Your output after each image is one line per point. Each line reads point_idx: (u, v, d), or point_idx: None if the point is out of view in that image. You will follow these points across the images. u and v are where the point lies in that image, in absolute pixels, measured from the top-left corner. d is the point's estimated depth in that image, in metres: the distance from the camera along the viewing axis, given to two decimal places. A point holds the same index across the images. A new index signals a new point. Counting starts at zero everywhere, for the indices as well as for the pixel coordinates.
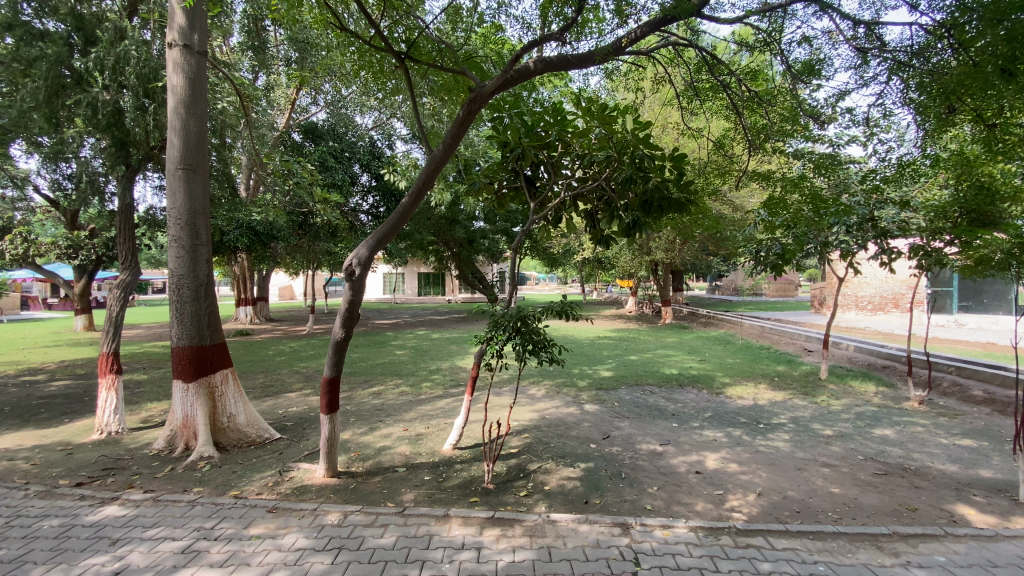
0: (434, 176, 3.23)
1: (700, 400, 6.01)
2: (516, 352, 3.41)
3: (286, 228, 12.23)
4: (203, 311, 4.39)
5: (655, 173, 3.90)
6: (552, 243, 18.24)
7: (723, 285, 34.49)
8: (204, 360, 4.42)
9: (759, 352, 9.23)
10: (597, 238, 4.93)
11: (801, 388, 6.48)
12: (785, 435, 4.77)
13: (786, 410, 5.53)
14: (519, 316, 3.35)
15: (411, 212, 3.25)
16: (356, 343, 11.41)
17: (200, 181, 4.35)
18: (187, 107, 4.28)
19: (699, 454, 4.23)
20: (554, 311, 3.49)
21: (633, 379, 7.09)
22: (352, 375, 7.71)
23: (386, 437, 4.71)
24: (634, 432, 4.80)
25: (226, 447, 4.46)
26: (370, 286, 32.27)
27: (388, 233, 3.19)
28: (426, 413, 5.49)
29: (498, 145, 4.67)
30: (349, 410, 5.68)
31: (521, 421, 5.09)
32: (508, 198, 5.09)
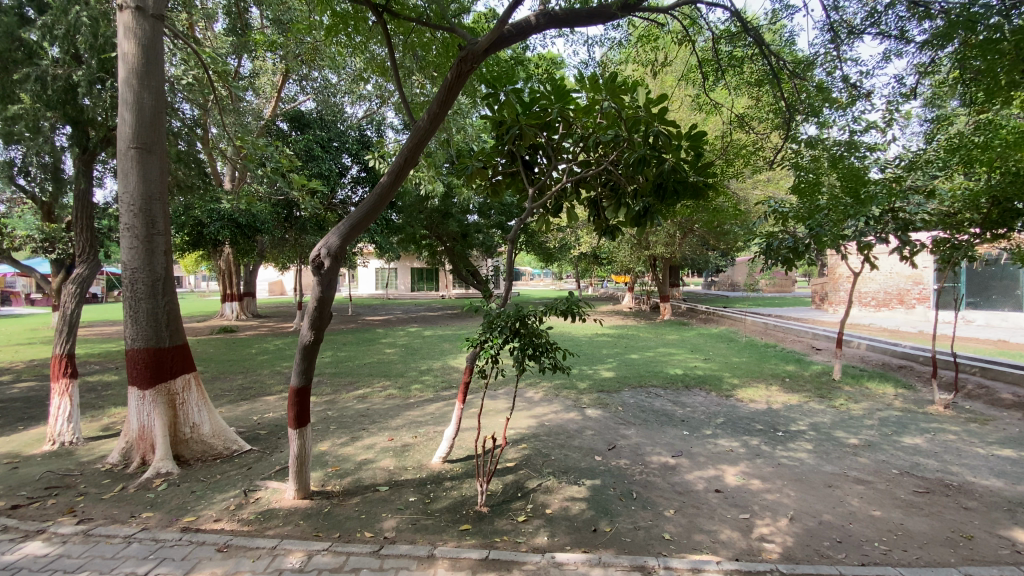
0: (418, 151, 2.75)
1: (710, 404, 5.58)
2: (514, 357, 2.95)
3: (271, 220, 11.68)
4: (162, 309, 3.90)
5: (671, 153, 3.45)
6: (549, 237, 17.82)
7: (721, 280, 34.20)
8: (163, 364, 3.92)
9: (765, 350, 8.84)
10: (601, 229, 4.49)
11: (817, 390, 6.07)
12: (807, 444, 4.35)
13: (805, 415, 5.12)
14: (518, 316, 2.88)
15: (389, 193, 2.77)
16: (345, 341, 10.92)
17: (156, 161, 3.87)
18: (139, 77, 3.78)
19: (717, 468, 3.80)
20: (557, 310, 3.03)
21: (636, 380, 6.67)
22: (338, 376, 7.24)
23: (369, 448, 4.24)
24: (642, 441, 4.36)
25: (188, 461, 3.99)
26: (363, 281, 31.77)
27: (367, 217, 2.72)
28: (414, 420, 5.03)
29: (493, 124, 4.22)
30: (330, 416, 5.21)
31: (518, 430, 4.64)
32: (504, 185, 4.70)
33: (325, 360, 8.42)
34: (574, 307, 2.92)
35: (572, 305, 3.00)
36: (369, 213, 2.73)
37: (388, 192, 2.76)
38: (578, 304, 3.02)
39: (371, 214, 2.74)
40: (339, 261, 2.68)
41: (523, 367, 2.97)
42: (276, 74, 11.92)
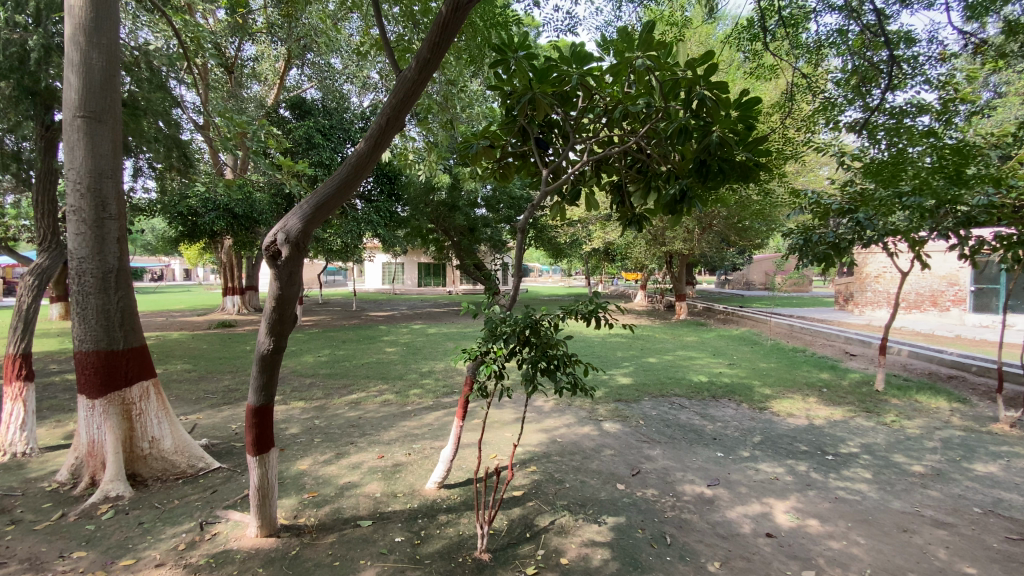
0: (403, 112, 2.17)
1: (742, 418, 4.97)
2: (524, 372, 2.35)
3: (270, 212, 11.16)
4: (115, 306, 3.35)
5: (718, 124, 2.85)
6: (558, 232, 17.26)
7: (734, 279, 33.41)
8: (116, 370, 3.38)
9: (794, 355, 8.18)
10: (624, 218, 3.90)
11: (861, 403, 5.43)
12: (864, 472, 3.72)
13: (854, 434, 4.49)
14: (529, 321, 2.29)
15: (369, 163, 2.17)
16: (346, 338, 10.40)
17: (107, 133, 3.33)
18: (87, 34, 3.24)
19: (763, 503, 3.19)
20: (578, 313, 2.41)
21: (657, 387, 6.07)
22: (331, 378, 6.71)
23: (355, 468, 3.67)
24: (670, 466, 3.76)
25: (145, 481, 3.47)
26: (370, 275, 31.55)
27: (337, 193, 2.12)
28: (410, 432, 4.47)
29: (501, 95, 3.61)
30: (316, 426, 4.66)
31: (526, 448, 4.06)
32: (514, 168, 4.13)
33: (321, 360, 7.91)
34: (599, 308, 2.30)
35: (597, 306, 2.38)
36: (341, 188, 2.12)
37: (366, 162, 2.16)
38: (605, 306, 2.40)
39: (344, 190, 2.14)
40: (303, 248, 2.08)
41: (534, 384, 2.37)
42: (278, 59, 11.44)
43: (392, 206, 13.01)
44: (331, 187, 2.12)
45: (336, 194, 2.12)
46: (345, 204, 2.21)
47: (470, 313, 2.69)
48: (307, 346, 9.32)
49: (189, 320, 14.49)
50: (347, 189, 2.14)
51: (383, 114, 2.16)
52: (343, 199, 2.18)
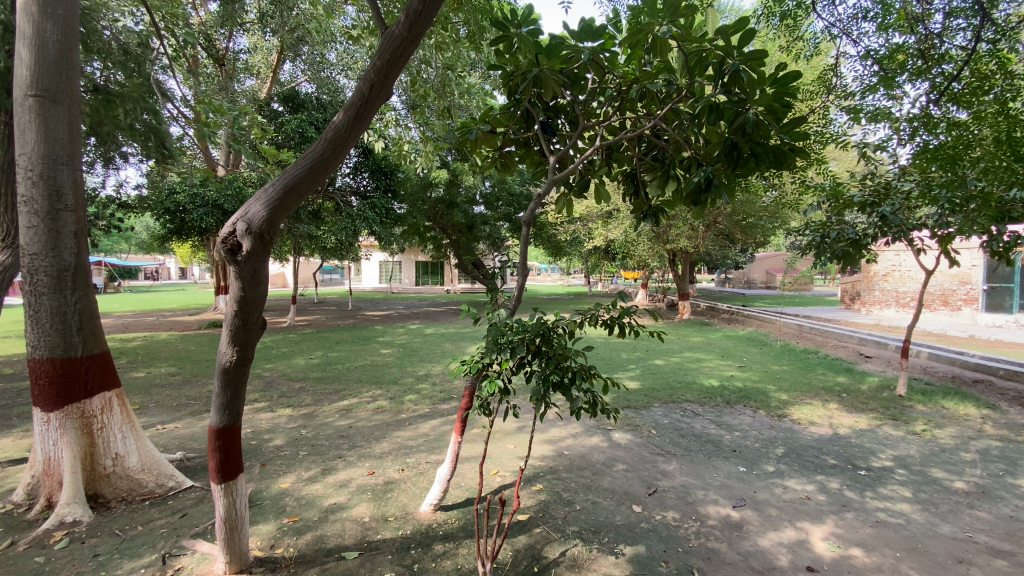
0: (390, 76, 1.80)
1: (761, 427, 4.63)
2: (534, 388, 2.00)
3: None
4: (72, 308, 2.98)
5: (753, 101, 2.46)
6: (558, 230, 16.92)
7: (735, 277, 33.20)
8: (74, 378, 3.02)
9: (807, 357, 7.85)
10: (637, 211, 3.55)
11: (886, 410, 5.09)
12: (903, 490, 3.39)
13: (884, 445, 4.16)
14: (541, 329, 1.93)
15: (349, 139, 1.80)
16: (339, 339, 10.04)
17: (63, 115, 2.97)
18: (39, 2, 2.86)
19: (798, 529, 2.85)
20: (597, 320, 2.04)
21: (666, 392, 5.75)
22: (323, 382, 6.35)
23: (342, 487, 3.32)
24: (690, 483, 3.42)
25: (108, 503, 3.12)
26: (367, 274, 31.23)
27: (309, 176, 1.75)
28: (404, 444, 4.12)
29: (503, 74, 3.24)
30: (302, 437, 4.31)
31: (531, 463, 3.71)
32: (516, 157, 3.77)
33: (313, 362, 7.55)
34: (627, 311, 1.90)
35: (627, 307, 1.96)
36: (314, 168, 1.75)
37: (346, 137, 1.79)
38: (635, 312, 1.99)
39: (318, 171, 1.77)
40: (267, 241, 1.73)
41: (547, 404, 2.01)
42: (271, 50, 11.04)
43: (388, 203, 12.64)
44: (301, 167, 1.74)
45: (308, 177, 1.75)
46: (320, 188, 1.84)
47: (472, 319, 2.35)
48: (298, 348, 8.95)
49: (180, 320, 14.09)
50: (322, 170, 1.77)
51: (366, 79, 1.79)
52: (318, 181, 1.82)
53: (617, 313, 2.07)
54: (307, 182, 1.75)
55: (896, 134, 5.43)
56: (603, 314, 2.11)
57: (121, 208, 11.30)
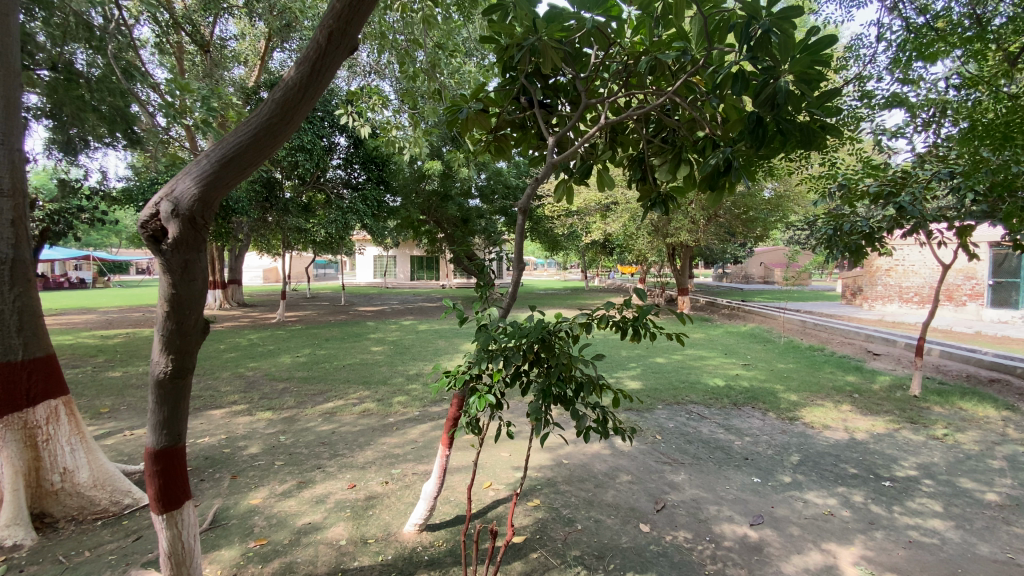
0: (355, 22, 1.47)
1: (772, 431, 4.34)
2: (532, 403, 1.66)
3: (249, 201, 10.35)
4: (9, 306, 2.64)
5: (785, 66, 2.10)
6: (555, 223, 16.62)
7: (733, 273, 33.08)
8: (14, 387, 2.70)
9: (813, 355, 7.57)
10: (644, 198, 3.23)
11: (902, 413, 4.81)
12: (932, 504, 3.11)
13: (905, 452, 3.88)
14: (540, 333, 1.59)
15: (304, 99, 1.47)
16: (329, 336, 9.69)
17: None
18: None
19: (825, 552, 2.56)
20: (607, 321, 1.69)
21: (669, 393, 5.46)
22: (308, 382, 6.03)
23: (319, 504, 3.01)
24: (700, 497, 3.13)
25: (55, 524, 2.81)
26: (362, 269, 30.92)
27: (254, 145, 1.42)
28: (389, 452, 3.80)
29: (496, 47, 2.89)
30: (280, 444, 3.98)
31: (527, 473, 3.40)
32: (511, 141, 3.41)
33: (299, 361, 7.22)
34: (647, 313, 1.53)
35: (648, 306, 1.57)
36: (259, 136, 1.42)
37: (300, 98, 1.46)
38: (657, 314, 1.62)
39: (265, 139, 1.44)
40: (203, 225, 1.42)
41: (546, 421, 1.70)
42: (259, 36, 10.64)
43: (380, 195, 12.27)
44: (244, 134, 1.41)
45: (252, 146, 1.42)
46: (268, 161, 1.51)
47: (460, 321, 2.02)
48: (285, 346, 8.60)
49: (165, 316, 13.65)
50: (270, 137, 1.44)
51: (323, 26, 1.46)
52: (266, 153, 1.49)
53: (634, 313, 1.69)
54: (252, 153, 1.42)
55: (912, 122, 5.15)
56: (616, 313, 1.74)
57: (103, 200, 10.87)
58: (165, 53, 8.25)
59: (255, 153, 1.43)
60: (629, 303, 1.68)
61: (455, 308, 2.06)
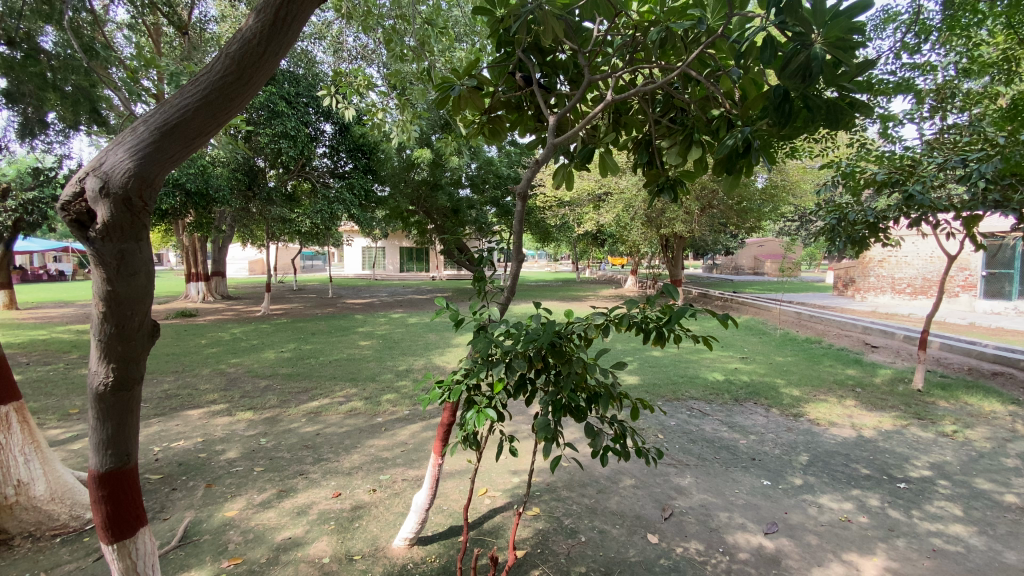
0: None
1: (777, 429, 4.18)
2: (539, 419, 1.44)
3: (231, 189, 10.06)
4: None
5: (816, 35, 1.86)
6: (547, 214, 16.38)
7: (724, 263, 33.12)
8: None
9: (811, 347, 7.45)
10: (650, 185, 2.98)
11: (908, 408, 4.68)
12: (952, 507, 2.95)
13: (917, 451, 3.73)
14: (550, 338, 1.36)
15: (266, 56, 1.22)
16: (316, 330, 9.41)
17: None
18: None
19: (846, 564, 2.38)
20: (627, 324, 1.46)
21: (668, 389, 5.29)
22: (293, 379, 5.76)
23: (301, 515, 2.77)
24: (709, 502, 2.94)
25: (8, 541, 2.55)
26: (351, 260, 30.49)
27: (204, 110, 1.17)
28: (378, 456, 3.57)
29: (491, 19, 2.62)
30: (261, 447, 3.74)
31: (525, 478, 3.19)
32: (506, 123, 3.15)
33: (284, 357, 6.94)
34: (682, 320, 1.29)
35: (680, 308, 1.34)
36: (210, 98, 1.17)
37: (260, 55, 1.21)
38: (690, 317, 1.38)
39: (219, 103, 1.19)
40: (143, 207, 1.17)
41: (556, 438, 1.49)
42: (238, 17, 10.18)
43: (367, 184, 11.91)
44: (190, 95, 1.16)
45: (203, 111, 1.17)
46: (224, 130, 1.26)
47: (452, 322, 1.77)
48: (270, 340, 8.30)
49: None
50: (224, 102, 1.19)
51: None
52: (220, 121, 1.24)
53: (659, 313, 1.46)
54: (202, 120, 1.18)
55: (919, 108, 4.97)
56: (637, 312, 1.51)
57: None
58: (138, 33, 7.82)
59: (207, 120, 1.18)
60: (654, 302, 1.45)
61: (447, 308, 1.80)
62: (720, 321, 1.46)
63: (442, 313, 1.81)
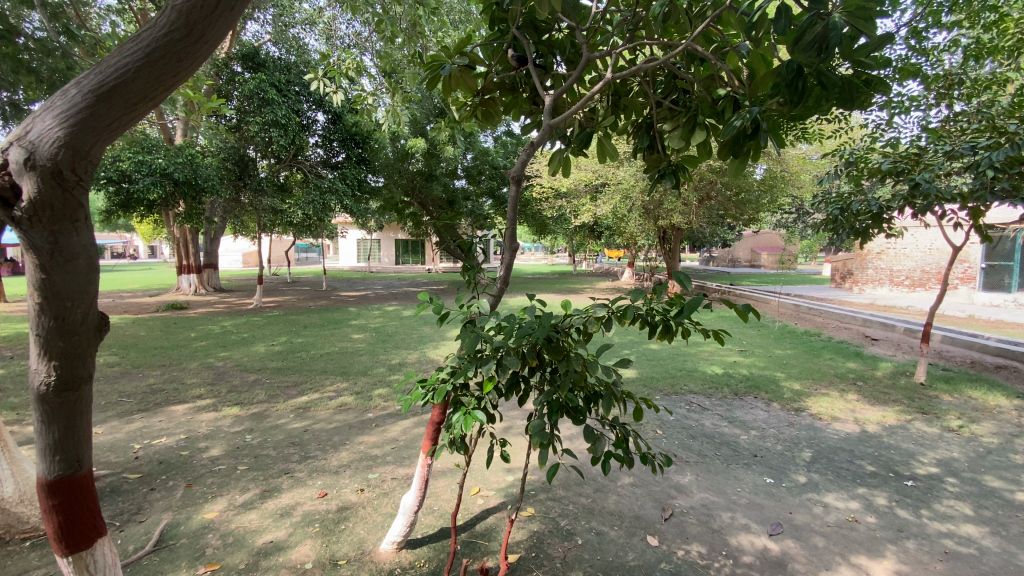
0: None
1: (779, 424, 4.07)
2: (535, 424, 1.30)
3: (221, 178, 9.91)
4: None
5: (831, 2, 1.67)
6: (544, 206, 16.21)
7: (721, 256, 33.09)
8: None
9: (810, 340, 7.36)
10: (650, 171, 2.82)
11: (911, 402, 4.59)
12: (961, 506, 2.85)
13: (923, 447, 3.63)
14: (546, 334, 1.22)
15: (222, 12, 1.07)
16: (308, 323, 9.27)
17: None
18: None
19: (856, 568, 2.27)
20: (633, 318, 1.31)
21: (666, 382, 5.18)
22: (282, 373, 5.62)
23: (284, 517, 2.64)
24: (711, 502, 2.83)
25: None
26: (346, 253, 30.32)
27: (146, 72, 1.02)
28: (367, 454, 3.44)
29: None
30: (246, 445, 3.60)
31: (520, 477, 3.06)
32: (500, 104, 2.94)
33: (275, 350, 6.79)
34: (693, 311, 1.16)
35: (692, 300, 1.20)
36: (153, 58, 1.02)
37: (214, 9, 1.05)
38: (702, 308, 1.24)
39: (164, 65, 1.04)
40: (78, 183, 1.03)
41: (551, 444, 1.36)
42: None
43: (361, 174, 11.70)
44: (130, 54, 1.02)
45: (144, 74, 1.02)
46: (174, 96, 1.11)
47: (435, 317, 1.63)
48: (260, 333, 8.15)
49: (135, 301, 13.04)
50: (170, 64, 1.04)
51: None
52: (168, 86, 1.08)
53: (668, 305, 1.33)
54: (143, 84, 1.03)
55: (925, 93, 4.83)
56: (643, 305, 1.38)
57: None
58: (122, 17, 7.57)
59: (151, 83, 1.04)
60: (662, 291, 1.31)
61: (431, 301, 1.66)
62: (738, 313, 1.31)
63: (426, 306, 1.68)
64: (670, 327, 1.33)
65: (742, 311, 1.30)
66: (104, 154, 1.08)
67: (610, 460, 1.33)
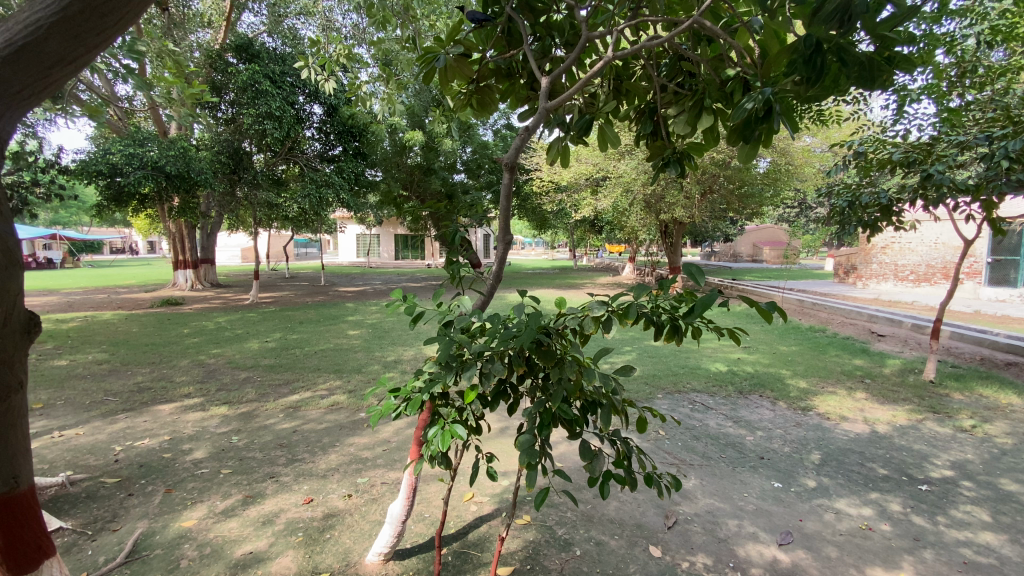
0: None
1: (785, 424, 3.93)
2: (526, 439, 1.17)
3: (214, 171, 9.75)
4: None
5: None
6: (544, 200, 16.02)
7: (723, 251, 32.88)
8: None
9: (815, 337, 7.21)
10: (655, 159, 2.66)
11: (921, 401, 4.44)
12: (979, 513, 2.71)
13: (936, 448, 3.49)
14: (533, 337, 1.08)
15: None
16: (304, 318, 9.13)
17: None
18: None
19: None
20: (636, 319, 1.15)
21: (668, 380, 5.03)
22: (275, 370, 5.48)
23: (266, 525, 2.50)
24: (716, 508, 2.69)
25: None
26: (345, 248, 30.17)
27: (62, 27, 1.18)
28: (357, 457, 3.30)
29: None
30: (231, 447, 3.46)
31: (516, 482, 2.92)
32: (497, 94, 2.73)
33: (269, 347, 6.65)
34: (709, 310, 0.97)
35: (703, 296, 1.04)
36: (69, 15, 1.17)
37: None
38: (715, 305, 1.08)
39: (80, 23, 1.19)
40: None
41: (542, 462, 1.22)
42: None
43: (357, 167, 11.51)
44: (45, 14, 1.17)
45: (61, 29, 1.18)
46: (94, 53, 1.27)
47: (409, 316, 1.52)
48: (255, 329, 8.01)
49: (131, 296, 12.88)
50: (86, 22, 1.19)
51: None
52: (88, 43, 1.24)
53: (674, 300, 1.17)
54: (60, 38, 1.19)
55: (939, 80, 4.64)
56: (647, 301, 1.22)
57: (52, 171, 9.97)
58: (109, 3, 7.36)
59: (68, 44, 1.20)
60: (667, 288, 1.15)
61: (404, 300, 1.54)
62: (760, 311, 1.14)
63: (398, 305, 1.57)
64: (679, 327, 1.18)
65: (765, 307, 1.13)
66: (30, 98, 1.25)
67: (609, 477, 1.20)
